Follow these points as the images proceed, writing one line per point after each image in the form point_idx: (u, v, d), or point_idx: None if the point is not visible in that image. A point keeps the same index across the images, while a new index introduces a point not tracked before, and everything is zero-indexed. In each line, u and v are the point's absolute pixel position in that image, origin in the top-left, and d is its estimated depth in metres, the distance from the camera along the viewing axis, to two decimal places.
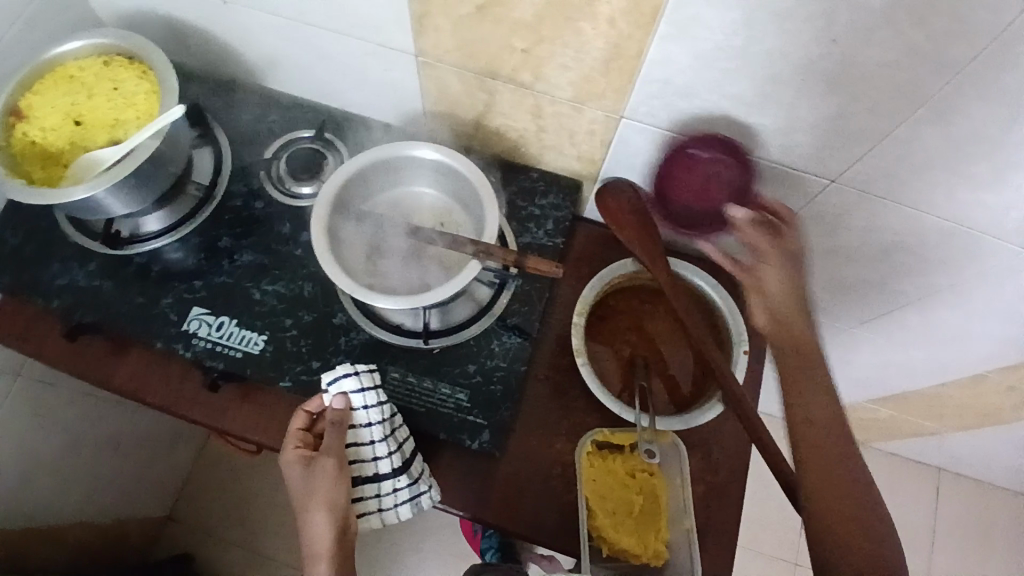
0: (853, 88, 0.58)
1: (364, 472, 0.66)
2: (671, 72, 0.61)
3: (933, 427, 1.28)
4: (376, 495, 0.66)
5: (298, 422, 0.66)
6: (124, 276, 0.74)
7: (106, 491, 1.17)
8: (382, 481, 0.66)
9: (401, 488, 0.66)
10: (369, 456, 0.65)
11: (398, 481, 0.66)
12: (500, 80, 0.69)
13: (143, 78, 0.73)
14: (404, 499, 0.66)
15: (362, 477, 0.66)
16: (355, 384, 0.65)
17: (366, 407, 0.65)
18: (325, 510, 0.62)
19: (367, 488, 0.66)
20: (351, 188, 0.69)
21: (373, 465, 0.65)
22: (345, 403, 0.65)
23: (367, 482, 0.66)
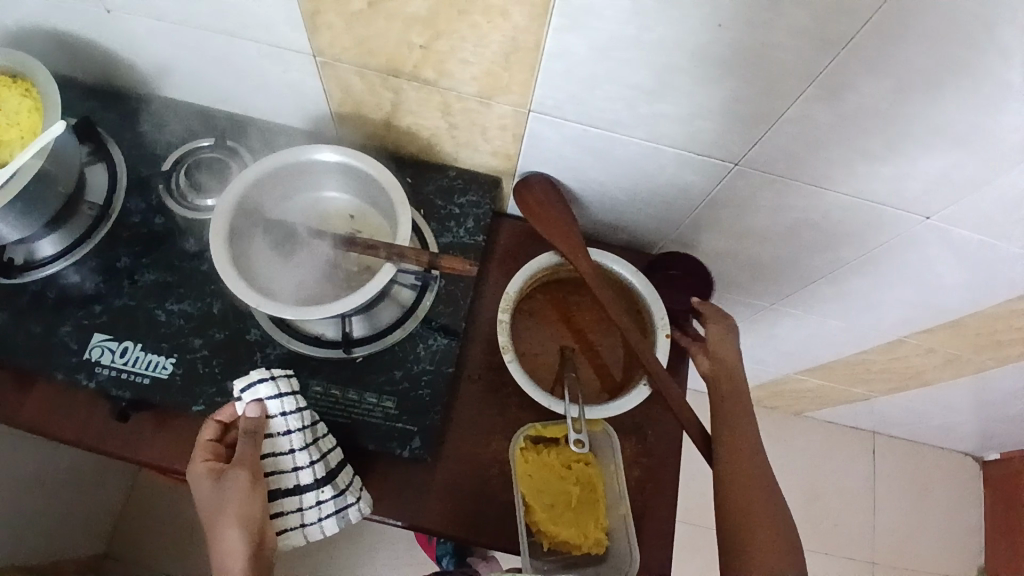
0: (744, 73, 0.59)
1: (284, 484, 0.63)
2: (571, 63, 0.62)
3: (862, 393, 1.35)
4: (298, 509, 0.63)
5: (208, 433, 0.63)
6: (15, 307, 0.69)
7: (31, 537, 1.10)
8: (304, 493, 0.63)
9: (326, 501, 0.64)
10: (289, 467, 0.63)
11: (322, 492, 0.63)
12: (404, 78, 0.68)
13: (27, 95, 0.67)
14: (329, 513, 0.64)
15: (282, 490, 0.63)
16: (271, 390, 0.62)
17: (283, 413, 0.63)
18: (236, 524, 0.57)
19: (288, 502, 0.63)
20: (252, 197, 0.66)
21: (293, 476, 0.63)
22: (260, 411, 0.63)
23: (288, 495, 0.63)
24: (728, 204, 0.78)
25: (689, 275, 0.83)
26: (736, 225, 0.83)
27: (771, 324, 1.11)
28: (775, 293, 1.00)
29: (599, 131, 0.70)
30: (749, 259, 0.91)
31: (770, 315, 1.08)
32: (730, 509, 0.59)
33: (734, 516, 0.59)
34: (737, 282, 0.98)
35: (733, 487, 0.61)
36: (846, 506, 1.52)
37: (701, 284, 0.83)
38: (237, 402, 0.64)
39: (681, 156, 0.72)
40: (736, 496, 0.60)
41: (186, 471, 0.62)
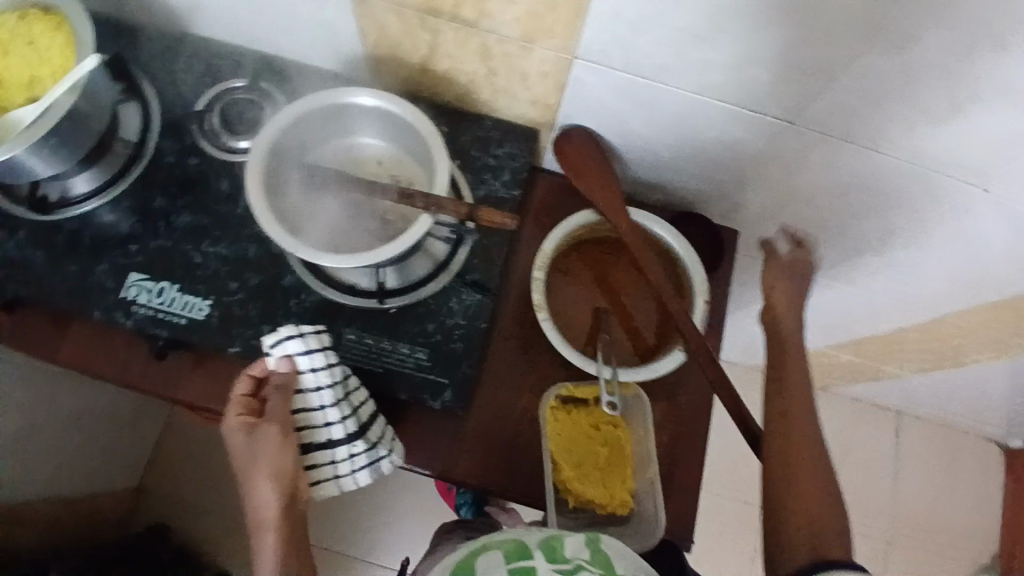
0: (809, 20, 0.55)
1: (317, 438, 0.62)
2: (621, 4, 0.57)
3: (894, 370, 1.31)
4: (331, 462, 0.63)
5: (241, 387, 0.61)
6: (53, 244, 0.69)
7: (70, 470, 1.14)
8: (336, 447, 0.63)
9: (358, 455, 0.63)
10: (321, 422, 0.62)
11: (354, 447, 0.63)
12: (443, 18, 0.65)
13: (58, 30, 0.66)
14: (361, 466, 0.64)
15: (315, 443, 0.63)
16: (300, 348, 0.60)
17: (314, 370, 0.61)
18: (269, 479, 0.59)
19: (321, 455, 0.63)
20: (288, 140, 0.64)
21: (326, 431, 0.62)
22: (290, 367, 0.60)
23: (321, 448, 0.63)
24: (777, 165, 0.74)
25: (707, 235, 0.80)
26: (782, 187, 0.79)
27: (808, 294, 1.08)
28: (816, 262, 0.96)
29: (645, 80, 0.66)
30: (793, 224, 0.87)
31: (808, 284, 1.04)
32: (783, 493, 0.59)
33: (785, 492, 0.59)
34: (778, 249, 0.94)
35: (786, 464, 0.60)
36: (870, 482, 1.50)
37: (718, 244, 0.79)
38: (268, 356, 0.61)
39: (731, 112, 0.68)
40: (788, 473, 0.60)
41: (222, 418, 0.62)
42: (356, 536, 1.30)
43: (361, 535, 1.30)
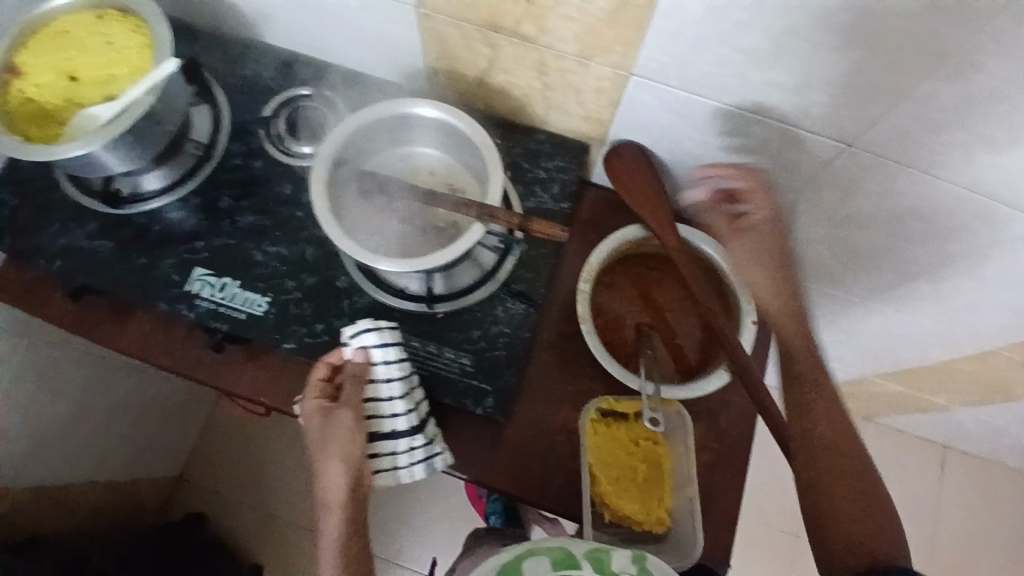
0: (871, 43, 0.54)
1: (380, 428, 0.65)
2: (682, 23, 0.58)
3: (940, 402, 1.26)
4: (391, 453, 0.65)
5: (318, 372, 0.65)
6: (124, 238, 0.73)
7: (117, 455, 1.19)
8: (397, 438, 0.65)
9: (417, 448, 0.65)
10: (387, 412, 0.64)
11: (415, 440, 0.65)
12: (503, 33, 0.66)
13: (136, 31, 0.70)
14: (418, 460, 0.65)
15: (378, 433, 0.65)
16: (375, 339, 0.64)
17: (386, 362, 0.64)
18: (339, 461, 0.63)
19: (383, 445, 0.65)
20: (350, 147, 0.67)
21: (389, 422, 0.65)
22: (366, 357, 0.64)
23: (383, 439, 0.65)
24: (830, 187, 0.73)
25: None
26: (835, 209, 0.77)
27: (855, 320, 1.05)
28: (865, 287, 0.94)
29: (701, 99, 0.66)
30: (843, 247, 0.85)
31: (854, 310, 1.02)
32: (826, 517, 0.58)
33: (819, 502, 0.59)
34: (825, 272, 0.93)
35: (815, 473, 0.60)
36: (910, 518, 1.44)
37: None
38: (345, 345, 0.66)
39: (788, 133, 0.67)
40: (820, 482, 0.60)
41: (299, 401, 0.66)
42: (383, 537, 1.31)
43: (388, 537, 1.31)
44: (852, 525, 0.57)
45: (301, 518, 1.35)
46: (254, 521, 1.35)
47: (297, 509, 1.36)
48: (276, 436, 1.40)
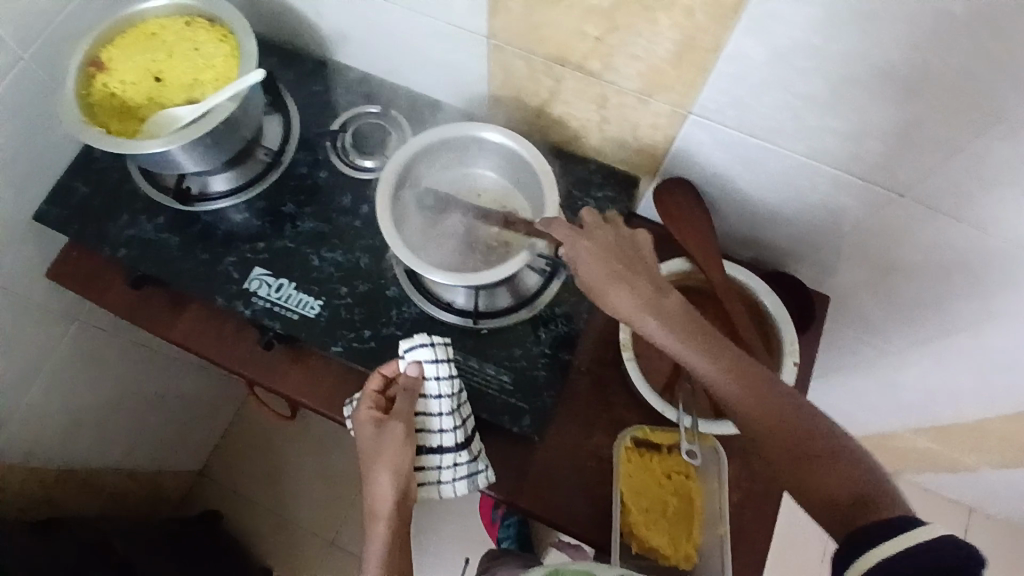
0: (929, 98, 0.56)
1: (428, 442, 0.68)
2: (745, 67, 0.60)
3: (970, 462, 1.24)
4: (437, 466, 0.69)
5: (373, 383, 0.68)
6: (189, 233, 0.77)
7: (145, 444, 1.20)
8: (443, 453, 0.69)
9: (461, 464, 0.69)
10: (435, 428, 0.68)
11: (459, 456, 0.69)
12: (568, 67, 0.69)
13: (224, 41, 0.74)
14: (462, 475, 0.69)
15: (426, 447, 0.69)
16: (429, 355, 0.66)
17: (437, 378, 0.67)
18: (389, 472, 0.65)
19: (429, 459, 0.69)
20: (415, 162, 0.71)
21: (437, 437, 0.68)
22: (418, 373, 0.67)
23: (430, 453, 0.69)
24: (877, 235, 0.74)
25: (797, 298, 0.80)
26: (879, 258, 0.78)
27: (890, 371, 1.04)
28: (902, 338, 0.94)
29: (757, 141, 0.68)
30: (884, 296, 0.85)
31: (888, 360, 1.02)
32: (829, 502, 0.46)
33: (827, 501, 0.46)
34: (864, 320, 0.93)
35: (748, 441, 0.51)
36: None
37: (806, 306, 0.79)
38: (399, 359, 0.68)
39: (839, 179, 0.68)
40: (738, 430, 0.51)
41: (353, 412, 0.69)
42: None
43: None
44: (841, 490, 0.45)
45: (314, 522, 1.37)
46: (269, 521, 1.37)
47: (312, 513, 1.37)
48: (298, 439, 1.43)
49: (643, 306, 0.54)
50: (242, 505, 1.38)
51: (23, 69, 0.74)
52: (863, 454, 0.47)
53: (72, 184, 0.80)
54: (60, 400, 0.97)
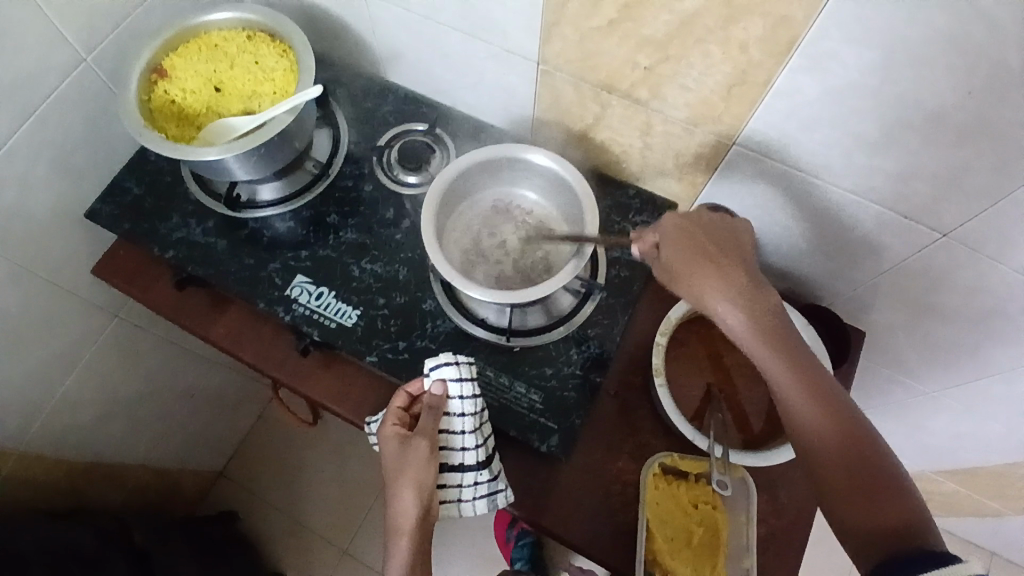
0: (977, 146, 0.57)
1: (450, 460, 0.68)
2: (796, 104, 0.61)
3: (995, 508, 1.20)
4: (457, 485, 0.69)
5: (398, 400, 0.69)
6: (236, 238, 0.79)
7: (171, 439, 1.22)
8: (465, 472, 0.68)
9: (481, 483, 0.68)
10: (457, 446, 0.68)
11: (480, 475, 0.68)
12: (616, 94, 0.71)
13: (283, 56, 0.77)
14: (482, 495, 0.69)
15: (448, 465, 0.68)
16: (454, 373, 0.67)
17: (461, 397, 0.67)
18: (412, 488, 0.65)
19: (451, 477, 0.68)
20: (467, 175, 0.74)
21: (459, 455, 0.68)
22: (443, 392, 0.67)
23: (452, 471, 0.68)
24: (917, 276, 0.74)
25: (831, 333, 0.79)
26: (917, 298, 0.77)
27: (920, 411, 1.03)
28: (934, 380, 0.92)
29: (801, 175, 0.68)
30: (918, 336, 0.85)
31: (919, 401, 1.00)
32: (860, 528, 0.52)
33: (858, 529, 0.52)
34: (895, 358, 0.92)
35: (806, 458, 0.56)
36: None
37: (842, 343, 0.78)
38: (425, 377, 0.69)
39: (882, 217, 0.68)
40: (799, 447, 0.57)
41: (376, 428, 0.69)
42: None
43: None
44: (880, 517, 0.51)
45: (329, 529, 1.38)
46: (283, 524, 1.38)
47: (326, 518, 1.39)
48: (317, 444, 1.45)
49: (725, 295, 0.59)
50: (256, 506, 1.40)
51: (86, 69, 0.76)
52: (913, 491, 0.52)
53: (125, 182, 0.83)
54: (94, 392, 0.99)
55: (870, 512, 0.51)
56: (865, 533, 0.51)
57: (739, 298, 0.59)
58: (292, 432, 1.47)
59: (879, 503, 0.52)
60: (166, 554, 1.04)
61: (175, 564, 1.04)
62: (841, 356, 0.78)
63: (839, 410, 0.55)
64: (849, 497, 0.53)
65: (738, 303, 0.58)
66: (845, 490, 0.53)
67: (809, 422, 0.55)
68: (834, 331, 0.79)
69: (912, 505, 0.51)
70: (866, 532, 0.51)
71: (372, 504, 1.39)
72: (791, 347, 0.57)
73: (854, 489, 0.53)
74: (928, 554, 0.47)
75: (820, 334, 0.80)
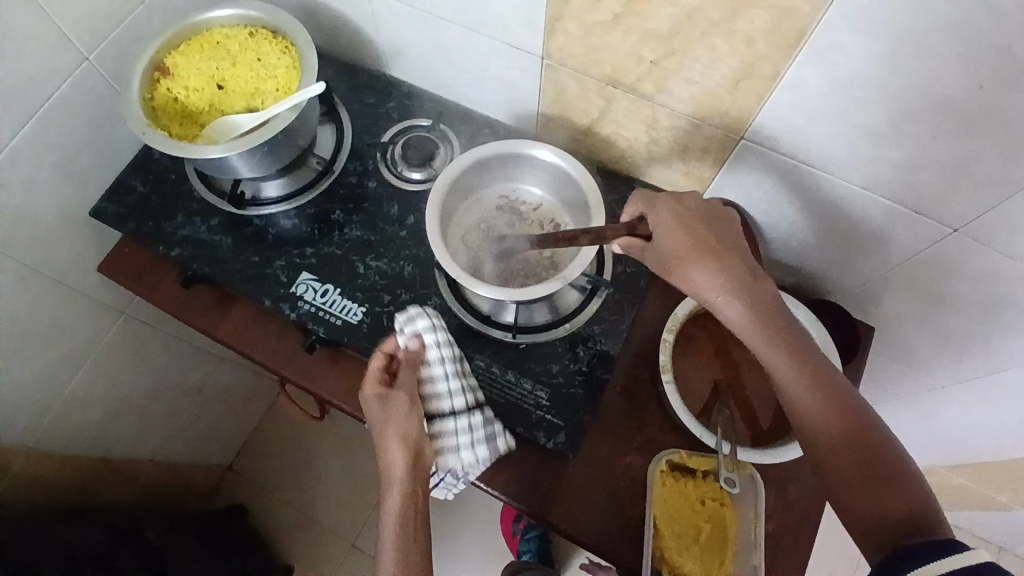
0: (987, 137, 0.55)
1: (440, 408, 0.69)
2: (804, 96, 0.60)
3: (1005, 502, 1.20)
4: (453, 433, 0.69)
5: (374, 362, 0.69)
6: (242, 235, 0.79)
7: (179, 436, 1.23)
8: (458, 417, 0.69)
9: (476, 426, 0.69)
10: (442, 392, 0.69)
11: (473, 418, 0.69)
12: (621, 88, 0.70)
13: (286, 53, 0.76)
14: (480, 439, 0.69)
15: (438, 413, 0.69)
16: (426, 323, 0.70)
17: (436, 344, 0.70)
18: (398, 440, 0.64)
19: (444, 426, 0.69)
20: (475, 170, 0.74)
21: (447, 401, 0.69)
22: (420, 344, 0.70)
23: (444, 419, 0.69)
24: (927, 269, 0.73)
25: (840, 327, 0.78)
26: (927, 292, 0.76)
27: (929, 404, 1.02)
28: (945, 374, 0.92)
29: (810, 169, 0.67)
30: (928, 330, 0.84)
31: (930, 395, 0.99)
32: (865, 517, 0.52)
33: (865, 518, 0.52)
34: (905, 352, 0.91)
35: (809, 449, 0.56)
36: None
37: (851, 337, 0.78)
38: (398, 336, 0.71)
39: (891, 210, 0.67)
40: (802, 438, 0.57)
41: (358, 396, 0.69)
42: None
43: None
44: (887, 507, 0.51)
45: (337, 523, 1.39)
46: (292, 519, 1.40)
47: (335, 512, 1.40)
48: (325, 439, 1.46)
49: (723, 287, 0.60)
50: (266, 501, 1.41)
51: (88, 68, 0.76)
52: (920, 480, 0.52)
53: (130, 182, 0.83)
54: (102, 390, 1.00)
55: (877, 502, 0.51)
56: (872, 523, 0.51)
57: (736, 287, 0.60)
58: (299, 428, 1.47)
59: (886, 493, 0.51)
60: (177, 549, 1.05)
61: (184, 558, 1.05)
62: (851, 350, 0.77)
63: (842, 399, 0.55)
64: (855, 488, 0.52)
65: (734, 292, 0.59)
66: (853, 482, 0.53)
67: (811, 412, 0.55)
68: (843, 325, 0.78)
69: (918, 494, 0.51)
70: (873, 521, 0.51)
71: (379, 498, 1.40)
72: (789, 336, 0.58)
73: (860, 480, 0.52)
74: (938, 545, 0.47)
75: (829, 328, 0.79)
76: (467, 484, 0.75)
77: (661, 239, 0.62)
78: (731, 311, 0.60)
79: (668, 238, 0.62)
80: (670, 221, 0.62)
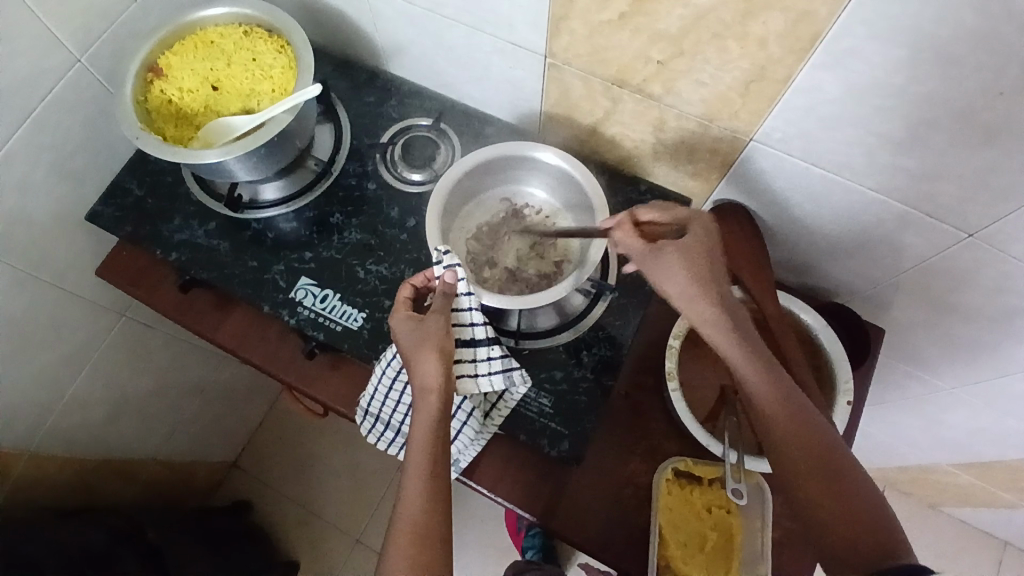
0: (1006, 146, 0.53)
1: (462, 336, 0.66)
2: (817, 101, 0.58)
3: (1009, 500, 1.19)
4: (472, 360, 0.67)
5: (404, 292, 0.65)
6: (240, 239, 0.78)
7: (182, 434, 1.23)
8: (477, 347, 0.67)
9: (495, 358, 0.67)
10: (467, 322, 0.66)
11: (494, 350, 0.67)
12: (627, 89, 0.68)
13: (282, 52, 0.74)
14: (497, 370, 0.67)
15: (460, 341, 0.66)
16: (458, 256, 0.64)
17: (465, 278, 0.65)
18: (435, 354, 0.59)
19: (464, 352, 0.67)
20: (483, 168, 0.72)
21: (470, 330, 0.66)
22: (456, 278, 0.64)
23: (465, 346, 0.66)
24: (939, 275, 0.71)
25: (849, 333, 0.77)
26: (938, 296, 0.75)
27: (936, 406, 1.00)
28: (953, 377, 0.90)
29: (821, 172, 0.65)
30: (938, 334, 0.82)
31: (938, 397, 0.97)
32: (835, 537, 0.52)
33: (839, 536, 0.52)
34: (914, 354, 0.89)
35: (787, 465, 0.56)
36: None
37: (860, 343, 0.76)
38: (434, 267, 0.66)
39: (903, 215, 0.65)
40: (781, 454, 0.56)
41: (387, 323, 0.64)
42: None
43: None
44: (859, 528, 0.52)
45: (340, 520, 1.39)
46: (295, 514, 1.40)
47: (337, 510, 1.40)
48: (327, 436, 1.46)
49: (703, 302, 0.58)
50: (270, 496, 1.41)
51: (81, 70, 0.74)
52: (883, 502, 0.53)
53: (126, 185, 0.82)
54: (101, 394, 0.99)
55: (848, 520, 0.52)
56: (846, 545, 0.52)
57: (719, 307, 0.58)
58: (303, 424, 1.47)
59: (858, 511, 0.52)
60: (178, 548, 1.05)
61: (186, 557, 1.04)
62: (864, 354, 0.76)
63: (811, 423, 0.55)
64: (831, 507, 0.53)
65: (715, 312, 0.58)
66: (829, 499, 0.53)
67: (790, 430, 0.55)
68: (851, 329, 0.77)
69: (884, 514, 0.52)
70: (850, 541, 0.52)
71: (381, 496, 1.40)
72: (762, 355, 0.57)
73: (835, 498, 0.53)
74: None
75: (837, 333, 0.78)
76: (469, 487, 0.74)
77: (664, 259, 0.59)
78: (722, 341, 0.58)
79: (673, 260, 0.59)
80: (683, 246, 0.59)
